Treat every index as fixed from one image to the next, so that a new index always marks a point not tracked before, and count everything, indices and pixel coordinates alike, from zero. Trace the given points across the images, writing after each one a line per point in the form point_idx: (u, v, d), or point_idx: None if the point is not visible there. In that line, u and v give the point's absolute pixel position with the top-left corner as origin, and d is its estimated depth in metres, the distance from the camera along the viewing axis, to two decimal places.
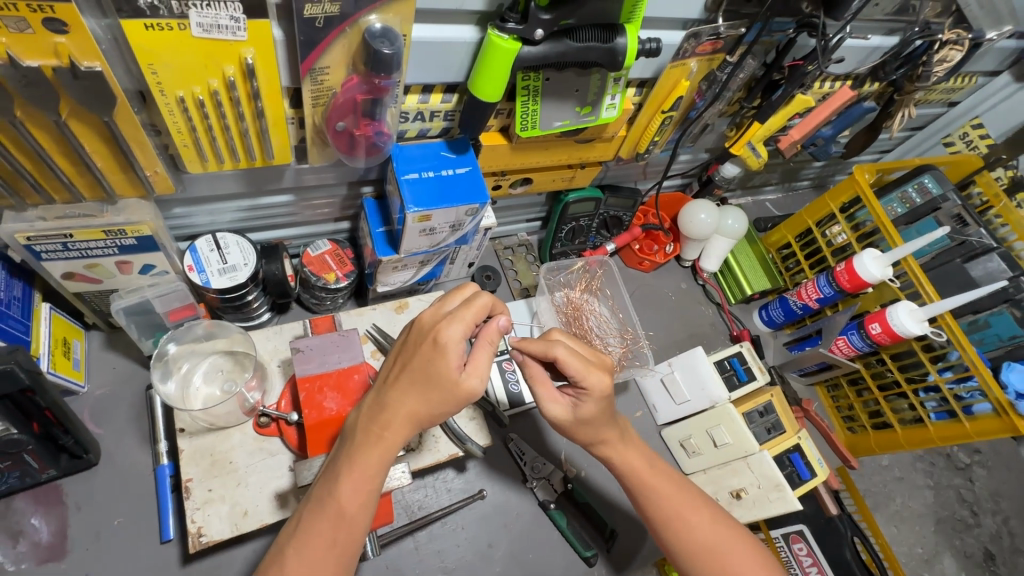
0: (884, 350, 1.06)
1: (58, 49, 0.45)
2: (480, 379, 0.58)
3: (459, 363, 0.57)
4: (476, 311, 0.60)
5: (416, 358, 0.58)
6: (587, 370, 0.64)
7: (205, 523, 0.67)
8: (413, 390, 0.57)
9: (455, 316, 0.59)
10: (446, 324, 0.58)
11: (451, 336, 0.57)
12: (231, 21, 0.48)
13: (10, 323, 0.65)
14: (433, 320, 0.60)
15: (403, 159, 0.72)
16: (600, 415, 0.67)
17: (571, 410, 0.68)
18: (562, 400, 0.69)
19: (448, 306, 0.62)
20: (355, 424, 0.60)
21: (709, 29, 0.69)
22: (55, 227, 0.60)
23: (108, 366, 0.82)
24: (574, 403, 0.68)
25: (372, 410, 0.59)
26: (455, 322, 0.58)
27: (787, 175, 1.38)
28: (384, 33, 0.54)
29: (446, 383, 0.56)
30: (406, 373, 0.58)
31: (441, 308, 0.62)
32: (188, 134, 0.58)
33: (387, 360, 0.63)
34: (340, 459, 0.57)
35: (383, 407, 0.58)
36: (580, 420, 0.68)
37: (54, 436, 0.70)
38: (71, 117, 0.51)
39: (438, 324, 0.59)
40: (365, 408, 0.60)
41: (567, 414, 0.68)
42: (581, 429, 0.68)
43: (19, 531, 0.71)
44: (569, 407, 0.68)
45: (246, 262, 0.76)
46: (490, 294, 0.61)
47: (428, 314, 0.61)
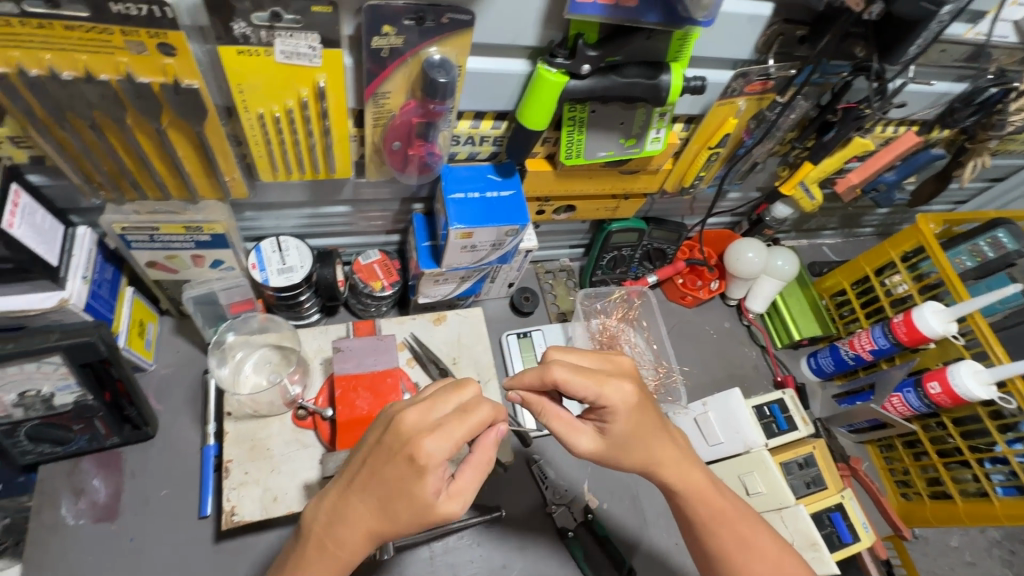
0: (945, 413, 0.98)
1: (165, 69, 0.53)
2: (459, 504, 0.58)
3: (436, 487, 0.56)
4: (465, 425, 0.57)
5: (389, 471, 0.56)
6: (599, 386, 0.64)
7: (239, 503, 0.72)
8: (377, 516, 0.57)
9: (439, 433, 0.55)
10: (428, 443, 0.55)
11: (433, 459, 0.55)
12: (309, 49, 0.54)
13: (99, 301, 0.74)
14: (415, 426, 0.57)
15: (453, 179, 0.77)
16: (632, 432, 0.67)
17: (600, 435, 0.68)
18: (584, 431, 0.68)
19: (438, 410, 0.58)
20: (329, 504, 0.60)
21: (758, 70, 0.70)
22: (146, 221, 0.69)
23: (174, 349, 0.90)
24: (600, 428, 0.68)
25: (346, 501, 0.59)
26: (440, 443, 0.55)
27: (847, 220, 1.33)
28: (441, 64, 0.59)
29: (421, 506, 0.56)
30: (378, 480, 0.57)
31: (428, 410, 0.58)
32: (265, 147, 0.65)
33: (358, 450, 0.60)
34: (320, 535, 0.60)
35: (357, 506, 0.58)
36: (613, 445, 0.68)
37: (121, 406, 0.77)
38: (169, 126, 0.59)
39: (419, 438, 0.56)
40: (338, 493, 0.60)
41: (599, 443, 0.68)
42: (619, 453, 0.68)
43: (82, 489, 0.78)
44: (598, 435, 0.68)
45: (303, 264, 0.83)
46: (489, 409, 0.58)
47: (412, 416, 0.57)
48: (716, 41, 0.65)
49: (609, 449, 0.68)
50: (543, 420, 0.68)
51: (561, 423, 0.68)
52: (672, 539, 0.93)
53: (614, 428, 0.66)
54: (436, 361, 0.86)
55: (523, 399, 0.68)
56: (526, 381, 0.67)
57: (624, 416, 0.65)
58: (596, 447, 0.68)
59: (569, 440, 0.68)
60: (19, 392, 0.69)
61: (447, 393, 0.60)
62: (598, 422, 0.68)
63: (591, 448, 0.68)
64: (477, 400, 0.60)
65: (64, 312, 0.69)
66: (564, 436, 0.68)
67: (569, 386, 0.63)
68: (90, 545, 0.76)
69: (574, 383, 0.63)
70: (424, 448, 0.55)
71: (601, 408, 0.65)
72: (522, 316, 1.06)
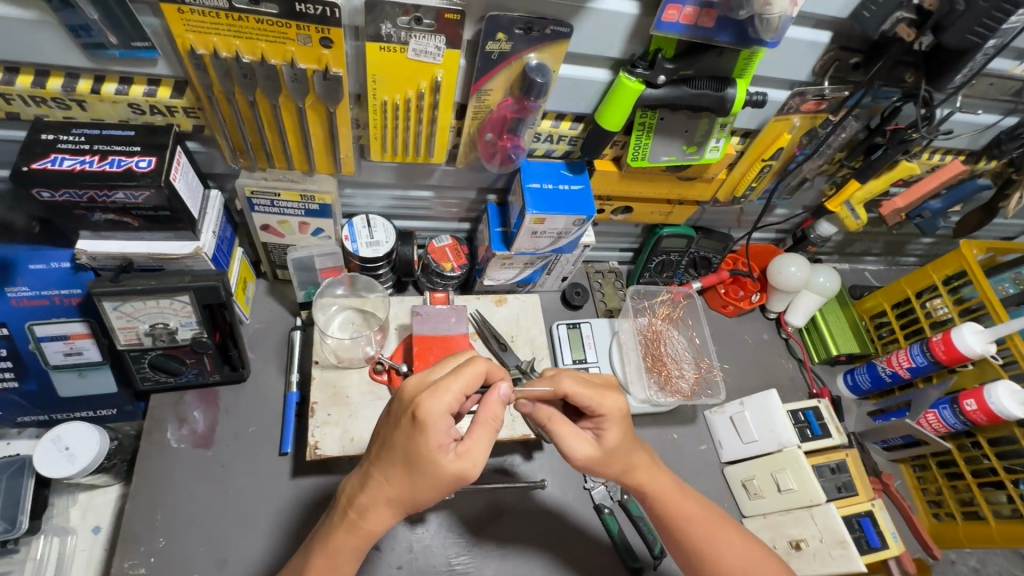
0: (979, 433, 1.01)
1: (321, 58, 0.65)
2: (468, 461, 0.63)
3: (439, 442, 0.62)
4: (457, 381, 0.64)
5: (398, 434, 0.64)
6: (601, 397, 0.74)
7: (321, 439, 0.82)
8: (393, 476, 0.64)
9: (434, 390, 0.63)
10: (426, 399, 0.62)
11: (430, 412, 0.62)
12: (435, 49, 0.66)
13: (220, 254, 0.86)
14: (416, 389, 0.65)
15: (529, 172, 0.87)
16: (623, 442, 0.74)
17: (597, 444, 0.75)
18: (585, 440, 0.74)
19: (436, 375, 0.67)
20: (355, 480, 0.68)
21: (815, 90, 0.78)
22: (271, 186, 0.81)
23: (266, 307, 1.02)
24: (597, 436, 0.75)
25: (368, 471, 0.66)
26: (435, 397, 0.62)
27: (891, 246, 1.37)
28: (539, 68, 0.69)
29: (427, 460, 0.62)
30: (390, 442, 0.65)
31: (429, 376, 0.67)
32: (380, 131, 0.76)
33: (377, 424, 0.69)
34: (346, 507, 0.67)
35: (375, 474, 0.65)
36: (607, 454, 0.74)
37: (226, 348, 0.89)
38: (310, 107, 0.71)
39: (418, 395, 0.64)
40: (361, 466, 0.68)
41: (595, 451, 0.74)
42: (611, 460, 0.74)
43: (185, 418, 0.90)
44: (594, 444, 0.74)
45: (388, 240, 0.94)
46: (477, 363, 0.65)
47: (413, 383, 0.66)
48: (778, 63, 0.74)
49: (603, 454, 0.74)
50: (548, 429, 0.75)
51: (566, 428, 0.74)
52: None
53: (609, 436, 0.74)
54: (496, 336, 0.95)
55: (533, 409, 0.75)
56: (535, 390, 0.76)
57: (617, 426, 0.74)
58: (591, 454, 0.74)
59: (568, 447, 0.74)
60: (151, 323, 0.81)
61: (445, 362, 0.69)
62: (594, 430, 0.76)
63: (587, 455, 0.74)
64: (471, 362, 0.67)
65: (197, 259, 0.81)
66: (565, 442, 0.74)
67: (576, 396, 0.74)
68: (188, 466, 0.87)
69: (581, 395, 0.73)
70: (423, 404, 0.62)
71: (597, 420, 0.75)
72: (572, 309, 1.14)
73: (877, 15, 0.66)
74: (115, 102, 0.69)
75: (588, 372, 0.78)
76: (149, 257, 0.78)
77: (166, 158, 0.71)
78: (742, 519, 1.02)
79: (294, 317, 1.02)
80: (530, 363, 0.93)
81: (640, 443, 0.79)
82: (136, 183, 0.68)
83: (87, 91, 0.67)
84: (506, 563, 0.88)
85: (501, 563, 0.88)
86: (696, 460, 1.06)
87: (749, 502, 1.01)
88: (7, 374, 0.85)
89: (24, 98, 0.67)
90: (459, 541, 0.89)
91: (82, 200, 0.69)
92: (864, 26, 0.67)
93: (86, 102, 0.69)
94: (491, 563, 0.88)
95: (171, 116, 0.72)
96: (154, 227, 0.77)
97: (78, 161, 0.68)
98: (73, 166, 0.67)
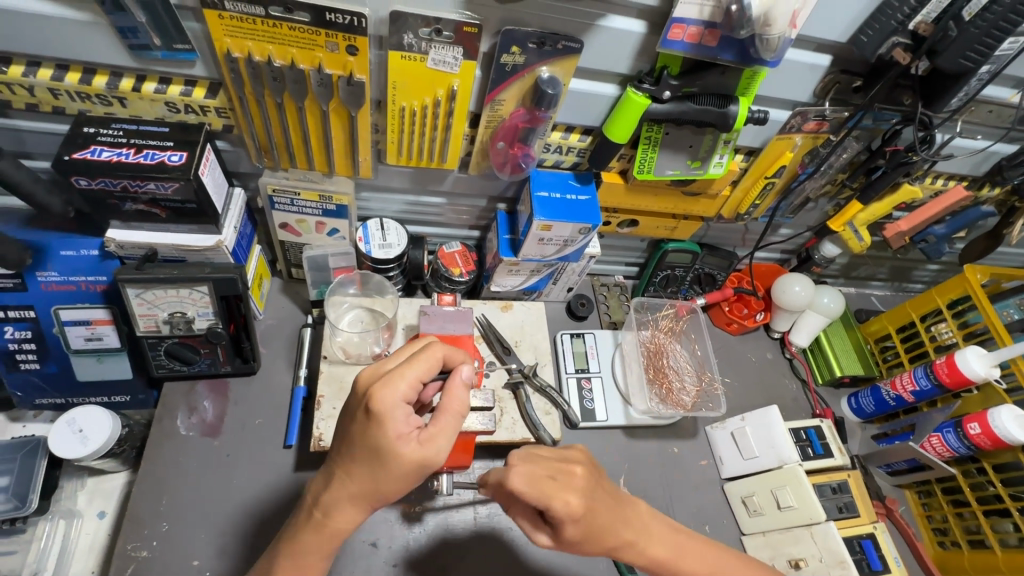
0: (985, 458, 0.99)
1: (346, 64, 0.70)
2: (432, 448, 0.61)
3: (399, 431, 0.60)
4: (412, 368, 0.62)
5: (355, 430, 0.62)
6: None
7: (325, 432, 0.84)
8: (353, 474, 0.61)
9: (391, 380, 0.61)
10: (379, 389, 0.60)
11: (383, 401, 0.59)
12: (453, 60, 0.70)
13: (240, 249, 0.90)
14: (370, 380, 0.63)
15: (538, 182, 0.90)
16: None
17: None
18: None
19: (392, 365, 0.65)
20: (320, 479, 0.65)
21: (816, 110, 0.81)
22: (292, 185, 0.85)
23: (279, 304, 1.05)
24: (554, 527, 0.68)
25: (332, 471, 0.64)
26: (388, 385, 0.60)
27: (897, 272, 1.37)
28: (550, 80, 0.73)
29: (386, 451, 0.59)
30: (349, 436, 0.62)
31: (383, 366, 0.65)
32: (397, 136, 0.80)
33: (338, 424, 0.67)
34: (312, 507, 0.64)
35: (338, 473, 0.63)
36: (632, 450, 0.73)
37: (239, 339, 0.92)
38: (333, 111, 0.76)
39: (375, 386, 0.61)
40: (326, 465, 0.65)
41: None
42: (632, 460, 0.72)
43: (195, 407, 0.92)
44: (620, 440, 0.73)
45: (400, 243, 0.97)
46: (433, 349, 0.64)
47: (367, 375, 0.64)
48: (779, 83, 0.78)
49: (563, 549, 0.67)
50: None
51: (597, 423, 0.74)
52: None
53: (566, 531, 0.63)
54: (500, 340, 0.97)
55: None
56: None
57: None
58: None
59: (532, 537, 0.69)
60: (170, 312, 0.85)
61: (400, 352, 0.68)
62: (555, 521, 0.63)
63: (612, 450, 0.73)
64: (426, 349, 0.66)
65: (217, 252, 0.85)
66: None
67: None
68: (195, 454, 0.89)
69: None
70: (376, 395, 0.60)
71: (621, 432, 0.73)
72: (576, 319, 1.15)
73: (873, 39, 0.70)
74: (153, 101, 0.74)
75: (545, 448, 0.68)
76: (173, 248, 0.82)
77: (196, 153, 0.75)
78: (742, 536, 1.01)
79: (306, 315, 1.05)
80: (533, 368, 0.95)
81: (620, 518, 0.67)
82: (167, 175, 0.72)
83: (128, 89, 0.72)
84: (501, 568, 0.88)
85: (497, 567, 0.88)
86: (696, 475, 1.06)
87: (748, 519, 1.00)
88: (30, 356, 0.88)
89: (71, 93, 0.72)
90: (456, 543, 0.89)
91: (116, 189, 0.74)
92: (862, 49, 0.71)
93: (127, 100, 0.74)
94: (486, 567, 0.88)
95: (204, 116, 0.77)
96: (180, 219, 0.81)
97: (115, 153, 0.72)
98: (110, 158, 0.72)
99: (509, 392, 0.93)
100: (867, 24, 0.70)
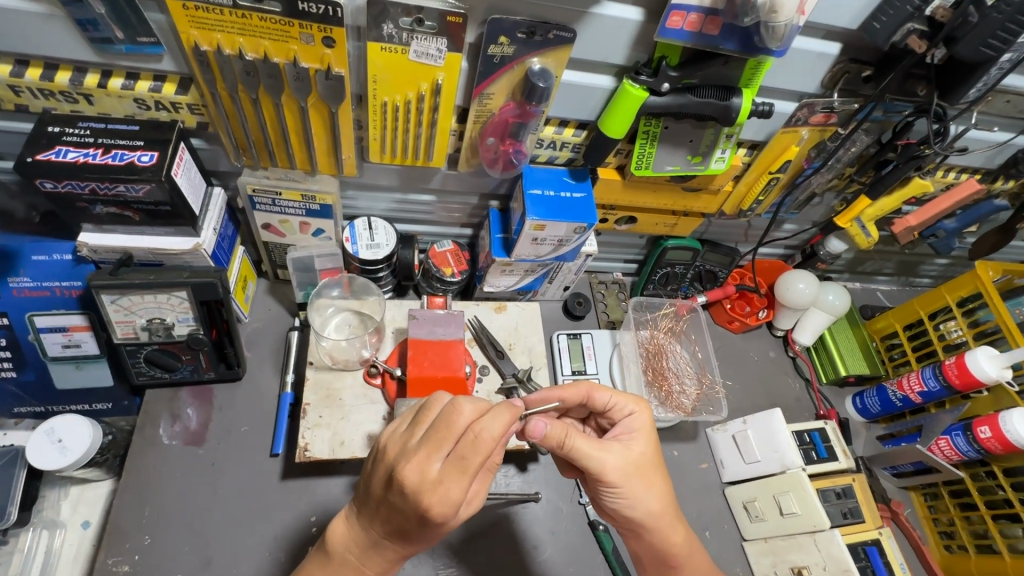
0: (994, 462, 0.96)
1: (323, 57, 0.65)
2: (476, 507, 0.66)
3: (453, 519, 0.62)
4: (465, 471, 0.59)
5: (408, 525, 0.61)
6: (621, 399, 0.76)
7: (311, 441, 0.81)
8: (405, 544, 0.64)
9: (444, 488, 0.58)
10: (437, 504, 0.58)
11: (442, 515, 0.58)
12: (436, 52, 0.66)
13: (220, 251, 0.86)
14: (417, 485, 0.58)
15: (531, 179, 0.86)
16: (654, 452, 0.73)
17: (627, 454, 0.71)
18: (611, 449, 0.70)
19: (436, 458, 0.59)
20: (361, 537, 0.65)
21: (823, 102, 0.77)
22: (272, 185, 0.81)
23: (265, 307, 1.02)
24: (624, 447, 0.72)
25: (374, 540, 0.64)
26: (446, 499, 0.58)
27: (904, 266, 1.33)
28: (542, 73, 0.69)
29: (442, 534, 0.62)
30: (395, 523, 0.62)
31: (427, 462, 0.59)
32: (381, 132, 0.76)
33: (367, 501, 0.64)
34: (356, 564, 0.65)
35: (383, 542, 0.64)
36: (638, 462, 0.71)
37: (222, 345, 0.88)
38: (312, 106, 0.72)
39: (424, 494, 0.58)
40: (363, 530, 0.65)
41: (626, 458, 0.70)
42: (641, 472, 0.71)
43: (178, 415, 0.90)
44: (626, 450, 0.71)
45: (388, 243, 0.94)
46: (485, 444, 0.59)
47: (412, 479, 0.58)
48: (784, 73, 0.73)
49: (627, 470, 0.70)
50: (569, 444, 0.68)
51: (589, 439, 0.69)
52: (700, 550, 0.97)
53: (637, 447, 0.72)
54: (493, 344, 0.94)
55: (548, 428, 0.68)
56: (567, 396, 0.75)
57: (645, 429, 0.75)
58: (623, 465, 0.70)
59: (597, 459, 0.69)
60: (148, 318, 0.81)
61: (440, 436, 0.59)
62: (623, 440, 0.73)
63: (620, 464, 0.69)
64: (473, 438, 0.59)
65: (196, 255, 0.81)
66: (592, 453, 0.69)
67: (600, 398, 0.76)
68: (179, 464, 0.86)
69: (605, 394, 0.76)
70: (434, 509, 0.58)
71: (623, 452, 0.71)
72: (573, 319, 1.12)
73: (886, 27, 0.65)
74: (121, 97, 0.70)
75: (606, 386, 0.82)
76: (149, 252, 0.79)
77: (168, 152, 0.71)
78: (743, 542, 0.98)
79: (293, 317, 1.01)
80: (527, 371, 0.91)
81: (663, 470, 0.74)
82: (137, 176, 0.69)
83: (94, 86, 0.68)
84: None
85: None
86: (697, 478, 1.03)
87: (749, 524, 0.98)
88: (5, 364, 0.85)
89: (33, 90, 0.68)
90: (449, 552, 0.86)
91: (84, 192, 0.70)
92: (874, 37, 0.66)
93: (93, 97, 0.70)
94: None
95: (176, 112, 0.73)
96: (155, 222, 0.77)
97: (81, 154, 0.69)
98: (76, 158, 0.68)
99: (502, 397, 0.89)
100: (879, 10, 0.65)
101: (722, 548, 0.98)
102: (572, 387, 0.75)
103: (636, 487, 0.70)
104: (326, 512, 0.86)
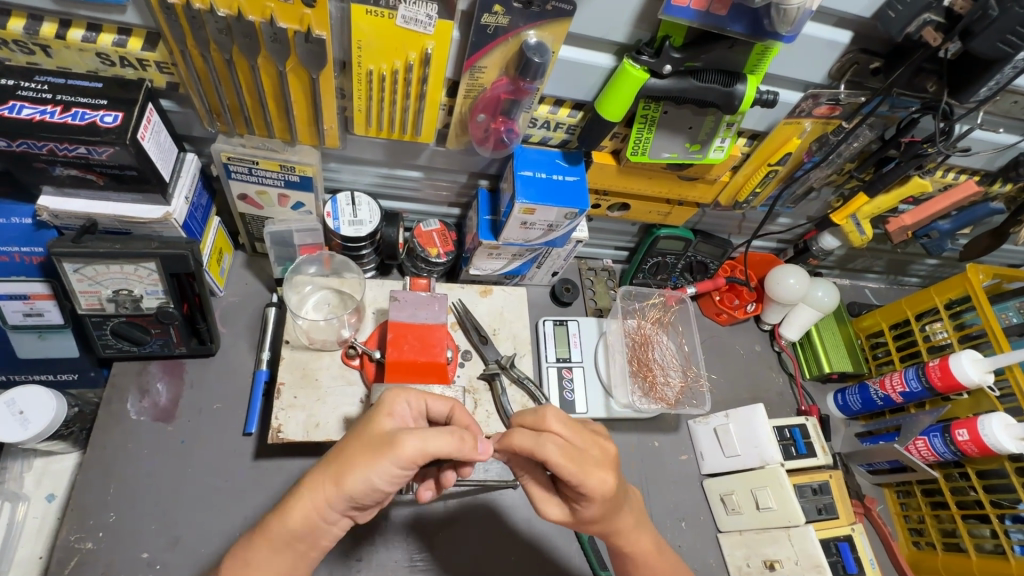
0: (969, 464, 0.97)
1: (303, 18, 0.61)
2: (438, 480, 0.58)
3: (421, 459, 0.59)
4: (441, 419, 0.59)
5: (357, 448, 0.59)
6: (591, 441, 0.65)
7: (284, 423, 0.78)
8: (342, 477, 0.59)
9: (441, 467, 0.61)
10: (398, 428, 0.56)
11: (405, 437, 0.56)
12: (426, 18, 0.62)
13: (192, 222, 0.81)
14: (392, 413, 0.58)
15: (523, 160, 0.82)
16: (612, 493, 0.65)
17: (580, 497, 0.65)
18: (566, 492, 0.65)
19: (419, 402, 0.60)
20: None
21: (829, 93, 0.74)
22: (248, 154, 0.76)
23: (241, 281, 0.98)
24: (581, 488, 0.66)
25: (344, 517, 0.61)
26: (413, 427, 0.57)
27: (894, 265, 1.33)
28: (537, 47, 0.65)
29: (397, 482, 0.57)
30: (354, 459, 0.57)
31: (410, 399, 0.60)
32: (366, 103, 0.72)
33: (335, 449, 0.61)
34: None
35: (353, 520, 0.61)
36: (592, 505, 0.65)
37: (194, 320, 0.85)
38: (291, 71, 0.67)
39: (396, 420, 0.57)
40: None
41: (579, 504, 0.65)
42: (595, 512, 0.66)
43: (147, 390, 0.87)
44: (580, 496, 0.65)
45: (371, 220, 0.89)
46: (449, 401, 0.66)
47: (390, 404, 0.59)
48: (792, 60, 0.70)
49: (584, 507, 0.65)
50: (526, 475, 0.65)
51: (564, 423, 0.65)
52: (677, 540, 0.97)
53: (597, 490, 0.65)
54: (477, 328, 0.91)
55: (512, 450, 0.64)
56: (525, 423, 0.67)
57: (607, 478, 0.65)
58: (575, 507, 0.65)
59: (549, 499, 0.64)
60: (115, 290, 0.77)
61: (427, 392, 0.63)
62: (580, 480, 0.66)
63: (569, 509, 0.65)
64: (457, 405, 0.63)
65: (165, 226, 0.77)
66: None
67: (563, 434, 0.65)
68: (147, 439, 0.84)
69: (568, 433, 0.65)
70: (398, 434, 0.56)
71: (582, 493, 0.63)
72: (560, 305, 1.09)
73: (902, 17, 0.63)
74: (82, 51, 0.65)
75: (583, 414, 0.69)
76: (115, 220, 0.74)
77: (134, 114, 0.67)
78: (718, 534, 0.99)
79: (271, 293, 0.98)
80: (510, 358, 0.89)
81: (627, 500, 0.70)
82: (100, 138, 0.64)
83: (51, 36, 0.63)
84: (467, 563, 0.85)
85: (464, 561, 0.85)
86: (675, 470, 1.03)
87: (726, 517, 0.98)
88: None
89: None
90: (422, 537, 0.85)
91: (42, 152, 0.66)
92: (888, 27, 0.64)
93: (51, 49, 0.65)
94: (452, 561, 0.85)
95: (143, 70, 0.69)
96: (121, 187, 0.73)
97: (38, 111, 0.64)
98: (32, 116, 0.64)
99: (483, 383, 0.87)
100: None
101: (698, 539, 0.98)
102: (529, 415, 0.67)
103: (607, 496, 0.67)
104: (298, 492, 0.84)
